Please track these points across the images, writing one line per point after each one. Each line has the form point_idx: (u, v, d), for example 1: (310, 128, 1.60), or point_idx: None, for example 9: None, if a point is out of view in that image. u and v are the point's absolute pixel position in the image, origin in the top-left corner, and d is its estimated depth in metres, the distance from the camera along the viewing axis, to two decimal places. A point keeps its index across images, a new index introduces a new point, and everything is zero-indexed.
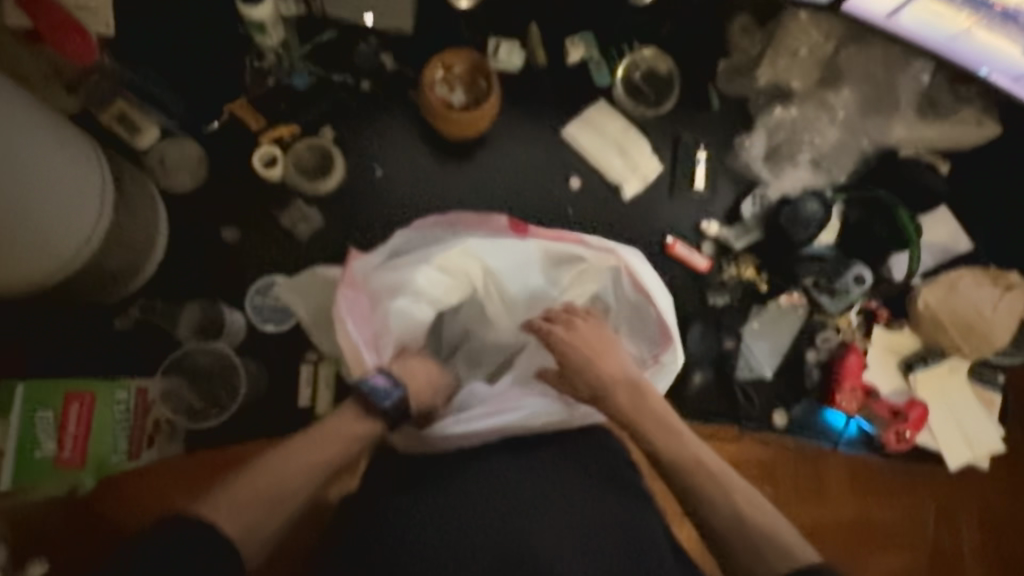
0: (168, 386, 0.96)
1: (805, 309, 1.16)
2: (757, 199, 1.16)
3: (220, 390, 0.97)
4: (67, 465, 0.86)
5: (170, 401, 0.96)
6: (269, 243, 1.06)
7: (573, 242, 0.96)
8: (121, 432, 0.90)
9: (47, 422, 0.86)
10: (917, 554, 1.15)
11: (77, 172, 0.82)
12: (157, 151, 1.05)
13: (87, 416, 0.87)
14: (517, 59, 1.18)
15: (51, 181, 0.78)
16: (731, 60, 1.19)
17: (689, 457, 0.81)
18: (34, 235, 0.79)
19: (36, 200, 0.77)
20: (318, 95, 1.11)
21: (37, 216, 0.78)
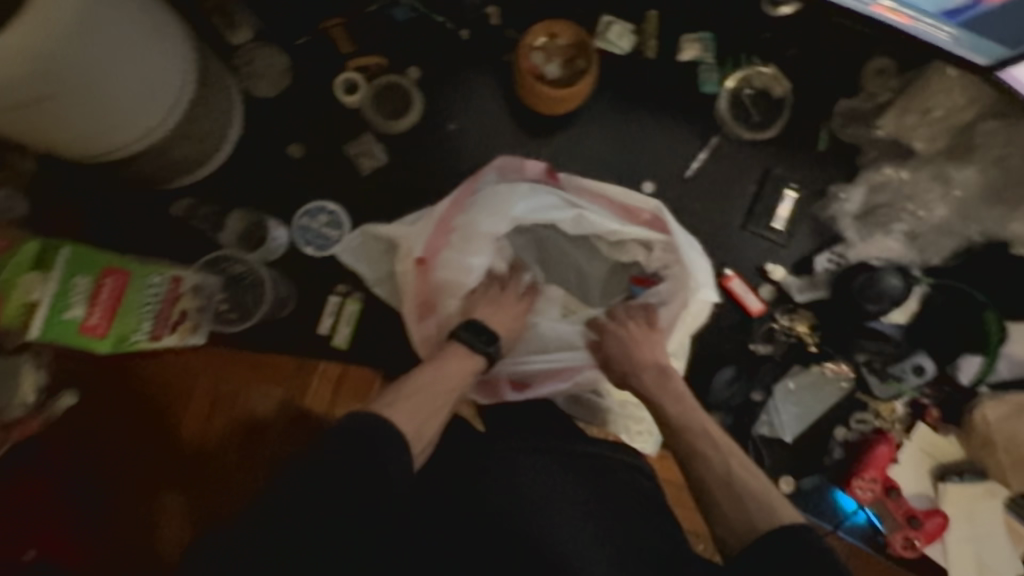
0: (200, 281, 0.96)
1: (849, 382, 1.09)
2: (835, 257, 1.09)
3: (246, 299, 1.00)
4: (91, 330, 0.82)
5: (197, 296, 0.96)
6: (332, 170, 1.06)
7: (599, 201, 1.04)
8: (147, 313, 0.88)
9: (81, 288, 0.82)
10: None
11: (165, 64, 0.81)
12: (248, 52, 1.06)
13: (119, 292, 0.85)
14: (625, 44, 1.11)
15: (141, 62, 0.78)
16: (853, 101, 1.09)
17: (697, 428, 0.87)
18: (102, 125, 0.80)
19: (124, 80, 0.77)
20: (415, 33, 1.08)
21: (122, 98, 0.78)
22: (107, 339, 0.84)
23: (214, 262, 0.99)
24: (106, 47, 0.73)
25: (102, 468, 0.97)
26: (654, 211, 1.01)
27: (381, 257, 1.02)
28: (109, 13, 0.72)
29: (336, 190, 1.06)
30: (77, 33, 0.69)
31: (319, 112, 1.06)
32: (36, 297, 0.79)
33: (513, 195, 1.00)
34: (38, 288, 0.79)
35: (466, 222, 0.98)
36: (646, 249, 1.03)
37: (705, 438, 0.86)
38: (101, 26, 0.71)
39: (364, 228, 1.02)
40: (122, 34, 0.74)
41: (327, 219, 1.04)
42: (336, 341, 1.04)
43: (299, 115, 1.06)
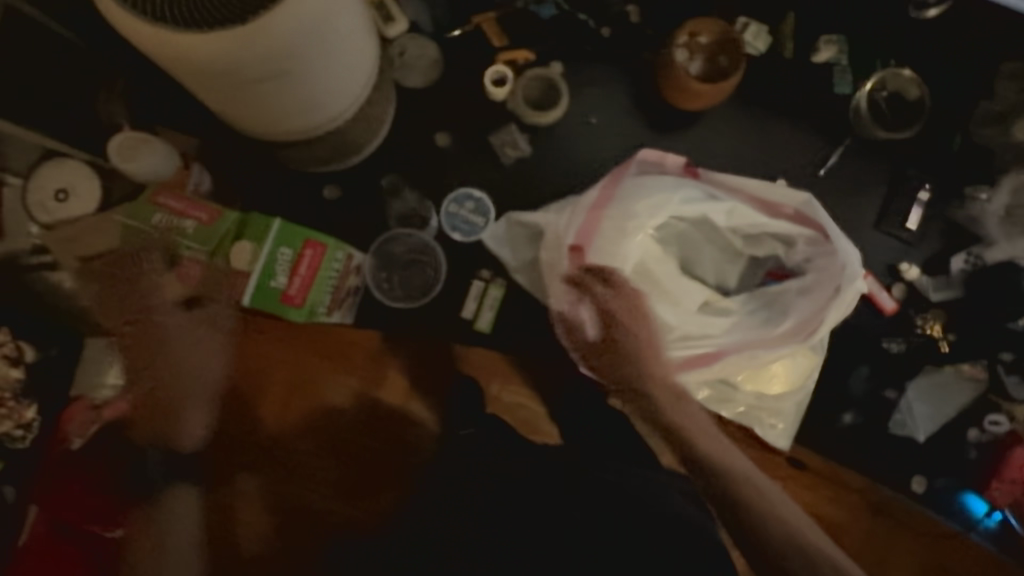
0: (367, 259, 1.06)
1: (983, 385, 1.09)
2: (971, 258, 1.09)
3: (410, 278, 1.06)
4: (289, 300, 1.00)
5: (365, 271, 1.06)
6: (476, 159, 1.10)
7: (740, 195, 1.04)
8: (329, 289, 1.02)
9: (285, 258, 1.00)
10: None
11: (359, 60, 0.87)
12: (400, 44, 1.10)
13: (314, 264, 1.00)
14: (762, 44, 1.13)
15: (347, 64, 0.84)
16: (991, 104, 1.10)
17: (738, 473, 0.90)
18: (302, 106, 0.85)
19: (330, 77, 0.83)
20: (559, 29, 1.12)
21: (324, 90, 0.84)
22: (300, 309, 1.01)
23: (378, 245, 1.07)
24: (331, 39, 0.78)
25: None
26: (802, 202, 1.01)
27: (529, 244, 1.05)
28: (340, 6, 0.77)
29: (482, 179, 1.10)
30: (317, 25, 0.74)
31: (466, 104, 1.10)
32: (252, 267, 0.99)
33: (665, 186, 1.02)
34: (254, 259, 0.99)
35: (618, 210, 1.00)
36: (788, 244, 1.05)
37: (746, 481, 0.89)
38: (330, 35, 0.77)
39: (512, 216, 1.06)
40: (342, 27, 0.79)
41: (473, 206, 1.07)
42: (478, 325, 1.08)
43: (446, 107, 1.10)
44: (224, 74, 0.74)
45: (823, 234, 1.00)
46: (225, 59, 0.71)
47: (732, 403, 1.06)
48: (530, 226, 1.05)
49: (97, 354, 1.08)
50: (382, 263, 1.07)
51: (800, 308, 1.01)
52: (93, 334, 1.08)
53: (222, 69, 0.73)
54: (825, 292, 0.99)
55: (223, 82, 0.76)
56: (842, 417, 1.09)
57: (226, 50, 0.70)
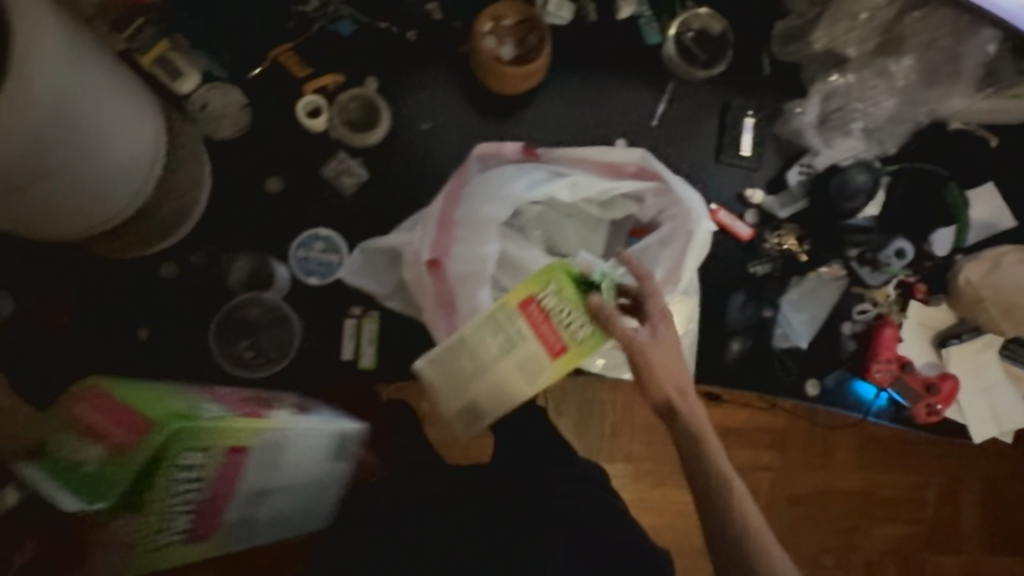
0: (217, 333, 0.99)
1: (844, 281, 1.17)
2: (804, 168, 1.16)
3: (267, 340, 1.00)
4: None
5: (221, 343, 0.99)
6: (315, 197, 1.05)
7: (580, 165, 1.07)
8: None
9: None
10: (919, 527, 1.33)
11: (143, 136, 0.84)
12: (200, 97, 1.03)
13: None
14: (566, 13, 1.13)
15: (123, 141, 0.80)
16: (788, 21, 1.16)
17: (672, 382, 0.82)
18: (91, 195, 0.80)
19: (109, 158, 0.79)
20: (363, 43, 1.08)
21: (107, 173, 0.80)
22: None
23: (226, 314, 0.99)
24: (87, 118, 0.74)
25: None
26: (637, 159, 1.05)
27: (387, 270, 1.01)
28: (86, 86, 0.73)
29: (325, 215, 1.05)
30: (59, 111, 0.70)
31: (288, 142, 1.05)
32: None
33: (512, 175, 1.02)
34: None
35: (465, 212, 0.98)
36: (637, 199, 1.07)
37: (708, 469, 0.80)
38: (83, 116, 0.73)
39: (364, 245, 1.02)
40: (96, 105, 0.75)
41: (324, 245, 1.03)
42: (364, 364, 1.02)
43: (269, 151, 1.04)
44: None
45: (664, 184, 1.03)
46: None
47: (627, 363, 1.09)
48: (385, 249, 1.02)
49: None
50: (240, 332, 1.00)
51: (663, 261, 1.03)
52: None
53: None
54: (682, 239, 1.02)
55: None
56: (731, 345, 1.13)
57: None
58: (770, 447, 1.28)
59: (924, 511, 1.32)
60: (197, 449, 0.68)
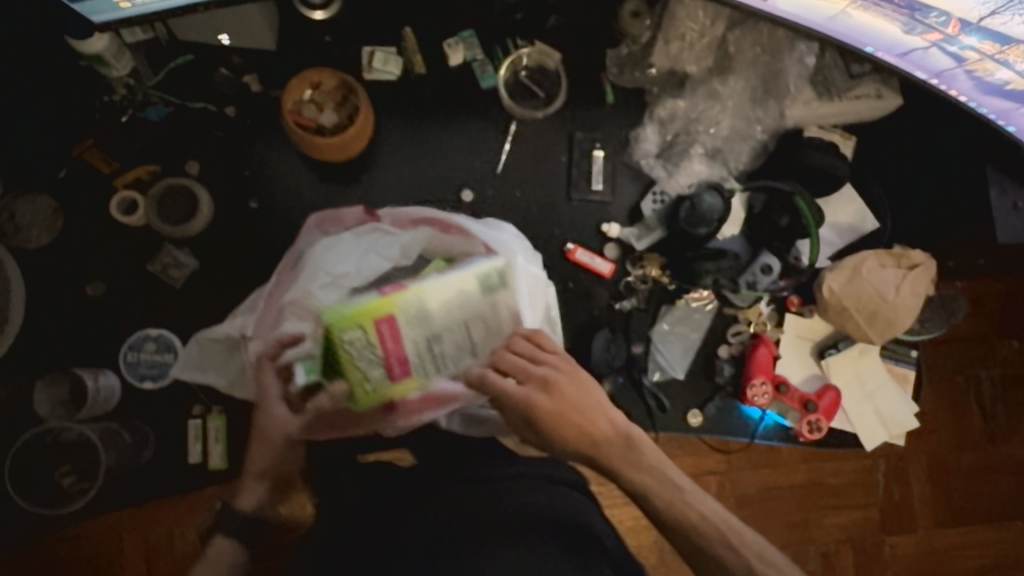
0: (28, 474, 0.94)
1: (714, 304, 1.14)
2: (657, 196, 1.13)
3: (86, 464, 0.94)
4: None
5: (32, 485, 0.94)
6: (141, 293, 1.00)
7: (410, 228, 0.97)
8: None
9: None
10: (872, 513, 1.27)
11: None
12: (7, 208, 0.99)
13: None
14: (393, 68, 1.09)
15: None
16: (622, 49, 1.13)
17: (621, 435, 0.86)
18: None
19: None
20: (179, 127, 1.04)
21: None
22: None
23: (32, 444, 0.93)
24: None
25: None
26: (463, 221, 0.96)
27: (222, 363, 0.96)
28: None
29: (153, 312, 1.00)
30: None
31: (106, 241, 1.00)
32: None
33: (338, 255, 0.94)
34: None
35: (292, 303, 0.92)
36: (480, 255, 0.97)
37: (675, 497, 0.85)
38: None
39: (196, 338, 0.96)
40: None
41: (155, 345, 0.98)
42: (212, 463, 0.98)
43: (85, 253, 0.99)
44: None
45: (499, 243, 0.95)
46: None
47: None
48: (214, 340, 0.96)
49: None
50: (52, 461, 0.94)
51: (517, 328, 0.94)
52: None
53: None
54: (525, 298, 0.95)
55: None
56: (604, 386, 1.10)
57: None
58: (716, 453, 1.23)
59: (878, 495, 1.27)
60: (357, 329, 0.79)
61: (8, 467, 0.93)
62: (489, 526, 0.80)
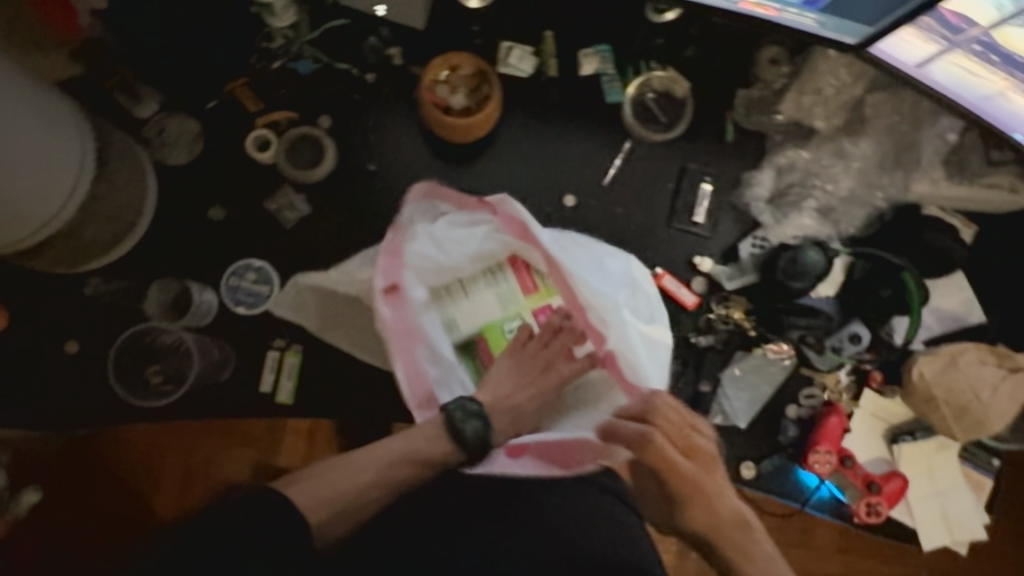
0: (126, 360, 1.00)
1: (791, 361, 1.11)
2: (757, 241, 1.11)
3: (178, 369, 1.00)
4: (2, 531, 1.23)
5: (127, 373, 1.00)
6: (254, 226, 1.06)
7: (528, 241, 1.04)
8: None
9: None
10: None
11: (66, 151, 0.83)
12: (156, 123, 1.07)
13: None
14: (526, 66, 1.14)
15: (40, 154, 0.79)
16: (752, 91, 1.14)
17: (694, 475, 0.95)
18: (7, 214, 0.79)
19: (21, 171, 0.77)
20: (321, 82, 1.11)
21: (24, 189, 0.79)
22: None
23: (136, 338, 1.00)
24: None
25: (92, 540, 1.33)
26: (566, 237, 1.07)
27: (319, 309, 1.05)
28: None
29: (260, 245, 1.06)
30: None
31: (235, 172, 1.07)
32: None
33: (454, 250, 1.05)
34: None
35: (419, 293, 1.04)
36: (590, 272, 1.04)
37: (740, 534, 0.92)
38: None
39: (296, 280, 1.05)
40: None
41: (255, 276, 1.05)
42: (280, 398, 1.02)
43: (215, 179, 1.07)
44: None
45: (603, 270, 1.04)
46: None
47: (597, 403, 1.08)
48: (315, 287, 1.05)
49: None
50: (149, 356, 1.00)
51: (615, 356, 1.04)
52: None
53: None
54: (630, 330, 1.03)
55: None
56: None
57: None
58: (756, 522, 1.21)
59: None
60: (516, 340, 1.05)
61: (114, 353, 1.00)
62: (540, 539, 0.94)
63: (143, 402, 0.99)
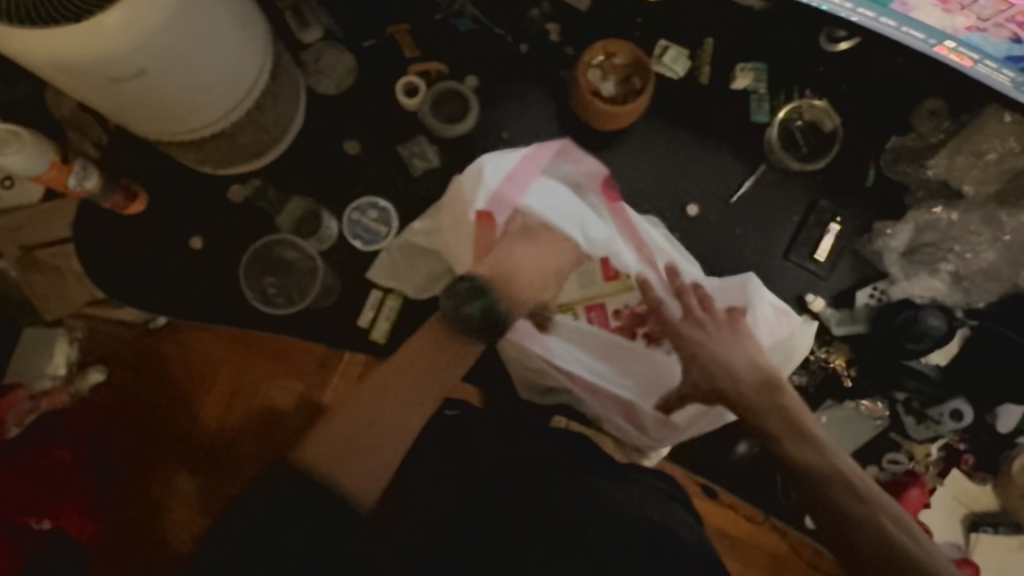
0: (253, 267, 1.06)
1: (884, 422, 1.07)
2: (876, 292, 1.08)
3: (295, 287, 1.06)
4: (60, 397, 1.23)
5: (249, 278, 1.06)
6: (383, 167, 1.09)
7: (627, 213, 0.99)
8: (50, 360, 1.25)
9: (63, 354, 1.26)
10: None
11: (245, 62, 0.88)
12: (316, 50, 1.10)
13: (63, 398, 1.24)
14: (679, 69, 1.13)
15: (225, 61, 0.85)
16: (906, 139, 1.09)
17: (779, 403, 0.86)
18: (183, 105, 0.86)
19: (207, 72, 0.83)
20: (476, 43, 1.12)
21: (204, 88, 0.85)
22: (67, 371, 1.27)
23: (265, 249, 1.06)
24: (194, 37, 0.78)
25: (124, 437, 1.29)
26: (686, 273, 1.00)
27: (411, 268, 1.05)
28: (200, 3, 0.76)
29: (385, 187, 1.08)
30: (158, 32, 0.74)
31: (378, 112, 1.10)
32: (58, 367, 1.26)
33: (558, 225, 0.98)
34: (61, 358, 1.26)
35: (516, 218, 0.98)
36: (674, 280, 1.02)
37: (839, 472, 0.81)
38: (200, 32, 0.78)
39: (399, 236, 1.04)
40: (205, 27, 0.79)
41: (377, 215, 1.07)
42: (374, 336, 1.05)
43: (358, 114, 1.10)
44: (70, 70, 0.74)
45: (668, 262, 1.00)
46: (66, 49, 0.71)
47: None
48: (407, 242, 1.03)
49: (40, 339, 1.25)
50: (271, 268, 1.06)
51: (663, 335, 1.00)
52: (36, 325, 1.26)
53: (67, 60, 0.72)
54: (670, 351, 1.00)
55: (77, 80, 0.76)
56: (738, 446, 1.08)
57: (64, 38, 0.70)
58: None
59: None
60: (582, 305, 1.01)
61: (246, 257, 1.06)
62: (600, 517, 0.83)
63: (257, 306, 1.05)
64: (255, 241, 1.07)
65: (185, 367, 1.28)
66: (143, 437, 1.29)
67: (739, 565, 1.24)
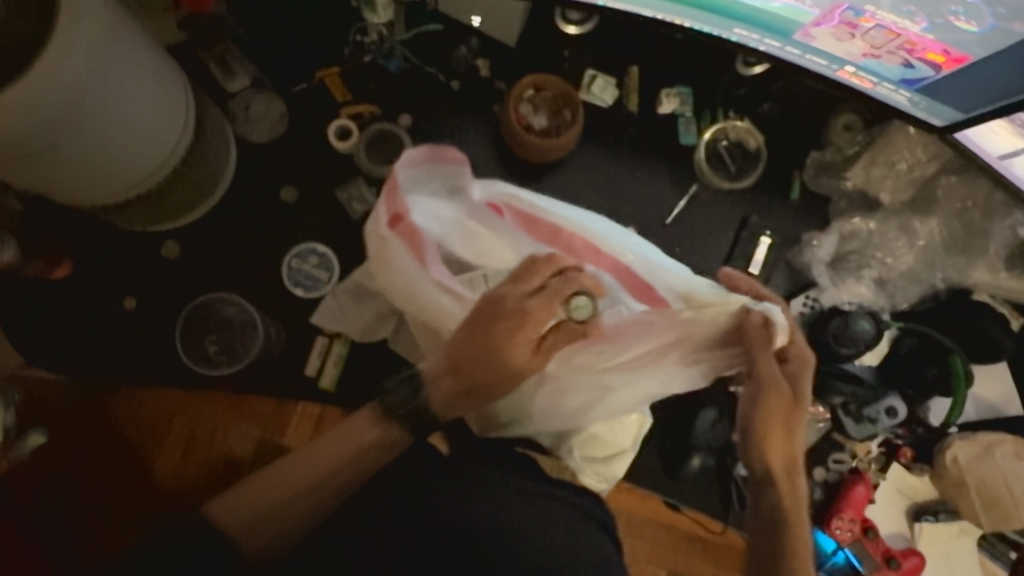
0: (190, 330, 1.02)
1: (827, 425, 1.11)
2: (809, 301, 1.13)
3: (238, 343, 1.02)
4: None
5: (189, 342, 1.02)
6: (321, 212, 1.08)
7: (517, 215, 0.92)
8: None
9: None
10: None
11: (167, 121, 0.86)
12: (244, 98, 1.09)
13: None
14: (607, 97, 1.15)
15: (145, 122, 0.83)
16: (824, 153, 1.15)
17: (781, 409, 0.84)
18: (104, 170, 0.84)
19: (127, 135, 0.82)
20: (409, 83, 1.13)
21: (125, 151, 0.83)
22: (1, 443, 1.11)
23: (203, 307, 1.02)
24: (110, 103, 0.76)
25: (73, 503, 1.14)
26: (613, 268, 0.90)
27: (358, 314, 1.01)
28: (114, 68, 0.75)
29: (325, 231, 1.07)
30: (70, 103, 0.72)
31: (313, 158, 1.09)
32: None
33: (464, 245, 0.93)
34: None
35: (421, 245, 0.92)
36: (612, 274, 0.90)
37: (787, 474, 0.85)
38: (115, 98, 0.77)
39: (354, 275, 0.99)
40: (123, 92, 0.78)
41: (317, 261, 1.06)
42: (323, 384, 1.04)
43: (292, 161, 1.09)
44: None
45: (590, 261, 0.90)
46: None
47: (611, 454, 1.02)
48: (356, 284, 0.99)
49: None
50: (209, 326, 1.02)
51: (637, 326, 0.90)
52: None
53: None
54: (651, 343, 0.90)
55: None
56: (690, 462, 1.10)
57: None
58: None
59: None
60: None
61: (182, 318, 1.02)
62: None
63: (199, 370, 1.03)
64: (190, 302, 1.04)
65: (134, 423, 1.14)
66: (91, 500, 1.14)
67: (710, 568, 1.18)
